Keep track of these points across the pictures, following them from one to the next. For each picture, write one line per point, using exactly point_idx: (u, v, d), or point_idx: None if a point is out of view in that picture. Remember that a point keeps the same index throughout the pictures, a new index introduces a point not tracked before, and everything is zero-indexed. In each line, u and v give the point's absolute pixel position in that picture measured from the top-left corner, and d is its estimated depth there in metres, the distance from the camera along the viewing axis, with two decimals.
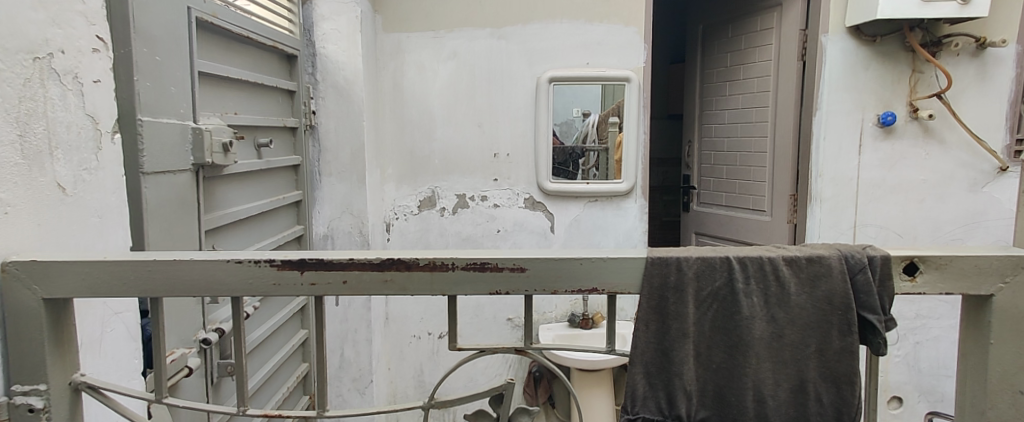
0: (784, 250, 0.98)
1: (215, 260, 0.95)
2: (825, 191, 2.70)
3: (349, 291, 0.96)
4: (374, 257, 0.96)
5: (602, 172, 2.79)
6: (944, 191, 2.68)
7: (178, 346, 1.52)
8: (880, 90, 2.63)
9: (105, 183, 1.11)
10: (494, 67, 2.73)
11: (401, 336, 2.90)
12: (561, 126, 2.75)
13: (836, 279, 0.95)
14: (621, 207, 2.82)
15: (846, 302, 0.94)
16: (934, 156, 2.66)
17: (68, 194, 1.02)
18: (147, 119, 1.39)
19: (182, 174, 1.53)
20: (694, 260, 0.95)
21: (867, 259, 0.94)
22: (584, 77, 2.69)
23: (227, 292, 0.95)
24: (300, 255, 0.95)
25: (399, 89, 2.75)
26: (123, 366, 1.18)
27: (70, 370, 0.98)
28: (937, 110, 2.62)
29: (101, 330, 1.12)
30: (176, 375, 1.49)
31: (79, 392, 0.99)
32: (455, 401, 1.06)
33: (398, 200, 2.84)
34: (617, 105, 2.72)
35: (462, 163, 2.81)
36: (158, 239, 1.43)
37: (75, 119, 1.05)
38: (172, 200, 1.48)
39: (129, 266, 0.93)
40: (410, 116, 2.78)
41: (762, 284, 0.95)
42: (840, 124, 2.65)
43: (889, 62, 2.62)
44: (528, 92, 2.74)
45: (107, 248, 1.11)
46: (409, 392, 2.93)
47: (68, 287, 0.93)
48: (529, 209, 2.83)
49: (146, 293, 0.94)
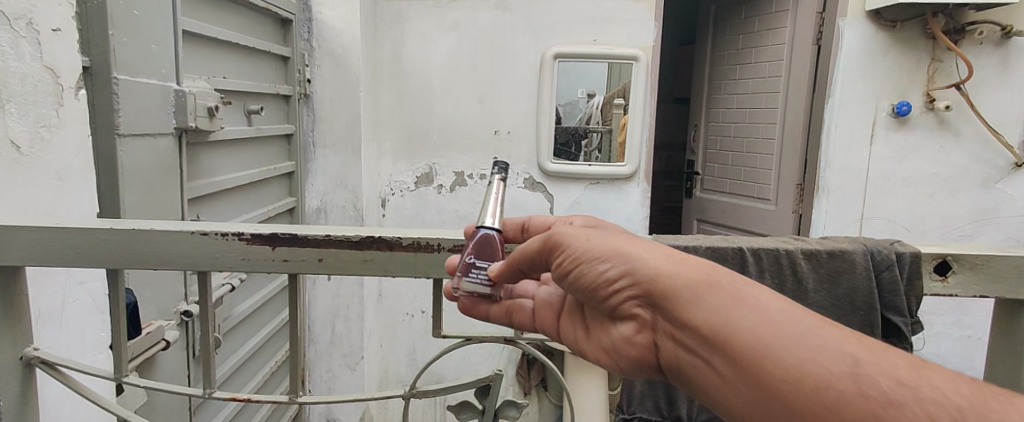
0: (803, 241, 0.91)
1: (178, 231, 0.87)
2: (834, 182, 2.62)
3: (324, 270, 0.88)
4: (352, 234, 0.88)
5: (604, 155, 2.70)
6: (956, 185, 2.59)
7: (156, 318, 1.46)
8: (896, 79, 2.53)
9: (67, 143, 1.03)
10: (497, 41, 2.62)
11: (393, 314, 2.85)
12: (565, 106, 2.66)
13: (859, 276, 0.88)
14: (622, 191, 2.74)
15: (868, 301, 0.89)
16: (948, 149, 2.56)
17: (24, 152, 0.94)
18: (123, 77, 1.30)
19: (162, 138, 1.44)
20: (703, 251, 0.86)
21: (896, 256, 0.84)
22: (590, 54, 2.59)
23: (190, 265, 0.87)
24: (272, 229, 0.88)
25: (398, 61, 2.66)
26: (85, 340, 1.11)
27: (21, 345, 0.90)
28: (954, 101, 2.51)
29: (62, 300, 1.06)
30: (153, 348, 1.42)
31: (32, 367, 0.92)
32: (437, 392, 0.97)
33: (395, 175, 2.77)
34: (622, 88, 2.64)
35: (461, 140, 2.73)
36: (135, 207, 1.36)
37: (31, 71, 0.96)
38: (150, 165, 1.40)
39: (86, 234, 0.86)
40: (409, 90, 2.68)
41: (778, 278, 0.88)
42: (853, 114, 2.56)
43: (908, 48, 2.50)
44: (532, 67, 2.64)
45: (69, 213, 1.03)
46: (402, 369, 2.89)
47: (17, 253, 0.85)
48: (529, 189, 2.76)
49: (105, 264, 0.87)
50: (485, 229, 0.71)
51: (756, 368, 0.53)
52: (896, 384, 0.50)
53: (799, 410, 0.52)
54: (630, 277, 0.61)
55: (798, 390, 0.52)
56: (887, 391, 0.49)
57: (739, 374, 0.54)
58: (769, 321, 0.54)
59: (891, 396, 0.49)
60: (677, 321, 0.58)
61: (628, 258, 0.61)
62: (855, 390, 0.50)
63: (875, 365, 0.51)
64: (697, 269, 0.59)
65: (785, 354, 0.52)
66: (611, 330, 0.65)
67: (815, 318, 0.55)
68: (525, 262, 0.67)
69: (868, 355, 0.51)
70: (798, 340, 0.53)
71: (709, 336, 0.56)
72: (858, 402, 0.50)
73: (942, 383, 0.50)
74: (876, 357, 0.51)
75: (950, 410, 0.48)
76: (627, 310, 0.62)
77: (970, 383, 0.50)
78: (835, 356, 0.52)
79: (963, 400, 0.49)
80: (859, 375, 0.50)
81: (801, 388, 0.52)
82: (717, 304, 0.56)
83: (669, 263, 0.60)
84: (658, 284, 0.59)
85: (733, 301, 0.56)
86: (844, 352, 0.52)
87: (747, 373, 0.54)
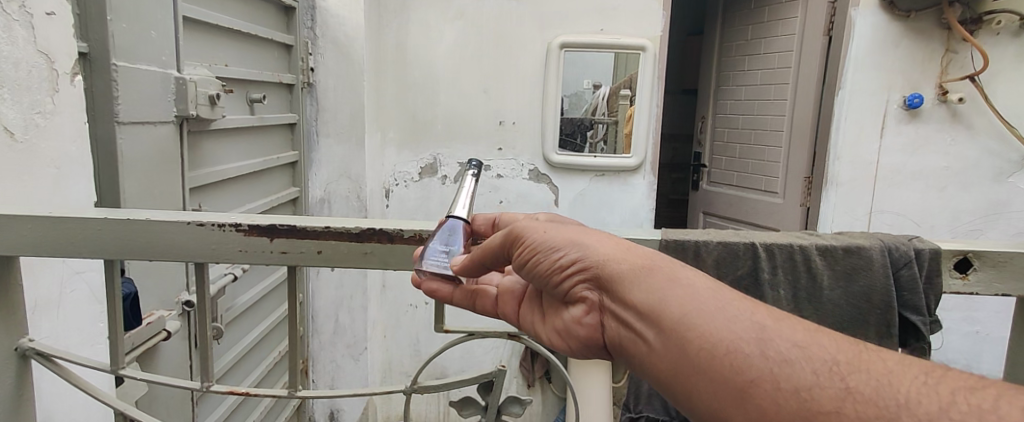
0: (819, 237, 0.87)
1: (173, 221, 0.85)
2: (843, 175, 2.58)
3: (323, 262, 0.86)
4: (352, 226, 0.85)
5: (611, 146, 2.67)
6: (968, 179, 2.54)
7: (157, 308, 1.45)
8: (909, 71, 2.48)
9: (64, 130, 1.01)
10: (503, 30, 2.59)
11: (397, 305, 2.84)
12: (571, 97, 2.62)
13: (876, 275, 0.83)
14: (628, 183, 2.72)
15: (885, 301, 0.84)
16: (960, 142, 2.51)
17: (18, 140, 0.92)
18: (122, 64, 1.28)
19: (163, 126, 1.42)
20: (715, 246, 0.84)
21: (914, 252, 0.83)
22: (596, 43, 2.55)
23: (187, 256, 0.85)
24: (270, 220, 0.85)
25: (403, 50, 2.63)
26: (83, 331, 1.10)
27: (16, 335, 0.89)
28: (968, 93, 2.46)
29: (59, 291, 1.04)
30: (154, 338, 1.41)
31: (28, 358, 0.90)
32: (438, 387, 0.95)
33: (399, 166, 2.75)
34: (629, 77, 2.59)
35: (465, 130, 2.70)
36: (135, 196, 1.34)
37: (25, 57, 0.94)
38: (151, 154, 1.38)
39: (80, 224, 0.84)
40: (413, 79, 2.66)
41: (792, 275, 0.85)
42: (864, 106, 2.52)
43: (922, 39, 2.46)
44: (538, 57, 2.61)
45: (66, 202, 1.02)
46: (405, 360, 2.89)
47: (11, 243, 0.84)
48: (534, 180, 2.73)
49: (101, 254, 0.85)
50: (455, 219, 0.77)
51: (676, 335, 0.57)
52: (795, 347, 0.54)
53: (712, 374, 0.55)
54: (579, 262, 0.64)
55: (710, 354, 0.55)
56: (787, 353, 0.54)
57: (663, 343, 0.58)
58: (690, 295, 0.58)
59: (790, 358, 0.53)
60: (615, 298, 0.62)
61: (579, 244, 0.65)
62: (760, 354, 0.54)
63: (780, 331, 0.55)
64: (636, 255, 0.63)
65: (700, 321, 0.56)
66: (559, 312, 0.68)
67: (730, 294, 0.59)
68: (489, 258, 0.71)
69: (774, 322, 0.56)
70: (714, 310, 0.57)
71: (639, 309, 0.60)
72: (762, 364, 0.53)
73: (831, 344, 0.55)
74: (780, 325, 0.56)
75: (829, 364, 0.53)
76: (575, 293, 0.65)
77: (853, 343, 0.55)
78: (747, 324, 0.55)
79: (842, 356, 0.53)
80: (766, 340, 0.54)
81: (713, 353, 0.55)
82: (655, 284, 0.60)
83: (614, 249, 0.64)
84: (600, 266, 0.63)
85: (662, 278, 0.60)
86: (754, 320, 0.56)
87: (668, 340, 0.57)
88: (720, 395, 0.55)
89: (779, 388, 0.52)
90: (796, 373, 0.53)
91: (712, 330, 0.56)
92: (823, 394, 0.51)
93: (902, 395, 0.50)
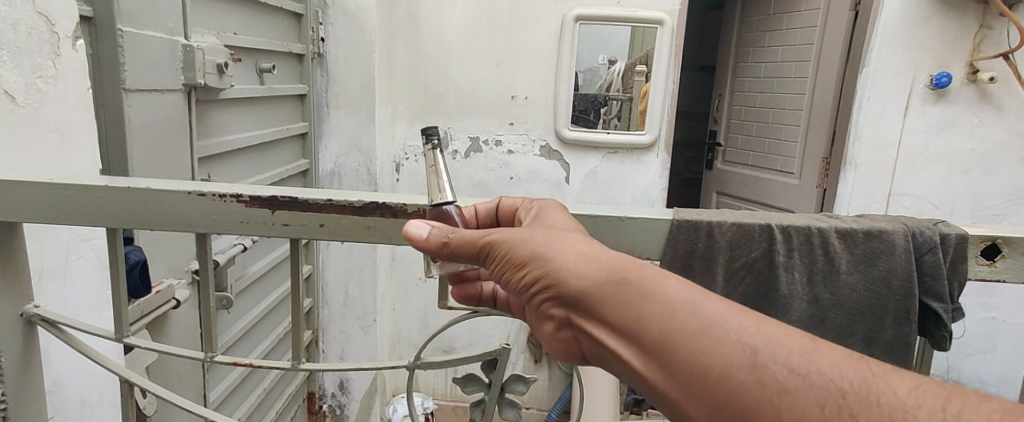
0: (838, 220, 0.84)
1: (174, 190, 0.83)
2: (862, 157, 2.52)
3: (326, 236, 0.84)
4: (355, 199, 0.83)
5: (624, 122, 2.63)
6: (993, 162, 2.47)
7: (167, 276, 1.45)
8: (938, 48, 2.39)
9: (67, 95, 1.00)
10: (516, 2, 2.53)
11: (406, 279, 2.83)
12: (585, 72, 2.58)
13: (897, 259, 0.80)
14: (641, 161, 2.68)
15: (906, 287, 0.81)
16: (987, 123, 2.43)
17: (19, 104, 0.91)
18: (129, 30, 1.25)
19: (170, 95, 1.40)
20: (729, 226, 0.82)
21: (940, 238, 0.80)
22: (612, 17, 2.49)
23: (188, 227, 0.84)
24: (272, 192, 0.83)
25: (415, 20, 2.59)
26: (90, 297, 1.10)
27: (21, 301, 0.88)
28: (999, 72, 2.37)
29: (66, 257, 1.04)
30: (164, 306, 1.41)
31: (33, 324, 0.90)
32: (442, 363, 0.94)
33: (410, 139, 2.72)
34: (644, 54, 2.55)
35: (478, 104, 2.66)
36: (143, 165, 1.32)
37: (23, 18, 0.91)
38: (158, 123, 1.37)
39: (81, 191, 0.83)
40: (425, 51, 2.62)
41: (808, 258, 0.82)
42: (887, 84, 2.44)
43: (954, 15, 2.36)
44: (552, 30, 2.56)
45: (71, 169, 1.01)
46: (413, 333, 2.90)
47: (12, 209, 0.82)
48: (545, 157, 2.70)
49: (102, 222, 0.83)
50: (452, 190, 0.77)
51: (660, 358, 0.55)
52: (791, 372, 0.51)
53: (704, 399, 0.53)
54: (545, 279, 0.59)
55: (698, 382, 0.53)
56: (786, 379, 0.51)
57: (648, 364, 0.55)
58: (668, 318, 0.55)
59: (788, 385, 0.51)
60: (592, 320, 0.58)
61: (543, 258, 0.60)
62: (755, 382, 0.51)
63: (773, 353, 0.52)
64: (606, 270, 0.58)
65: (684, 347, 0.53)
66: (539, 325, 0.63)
67: (714, 309, 0.55)
68: (462, 255, 0.65)
69: (765, 342, 0.53)
70: (696, 333, 0.54)
71: (619, 328, 0.57)
72: (758, 391, 0.51)
73: (833, 366, 0.52)
74: (774, 344, 0.53)
75: (834, 393, 0.50)
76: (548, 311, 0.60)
77: (855, 361, 0.52)
78: (735, 347, 0.52)
79: (847, 383, 0.50)
80: (760, 365, 0.52)
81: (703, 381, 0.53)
82: (629, 308, 0.56)
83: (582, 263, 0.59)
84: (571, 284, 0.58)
85: (639, 297, 0.56)
86: (744, 342, 0.53)
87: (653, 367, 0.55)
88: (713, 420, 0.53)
89: (779, 418, 0.50)
90: (797, 403, 0.50)
91: (700, 354, 0.53)
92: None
93: None
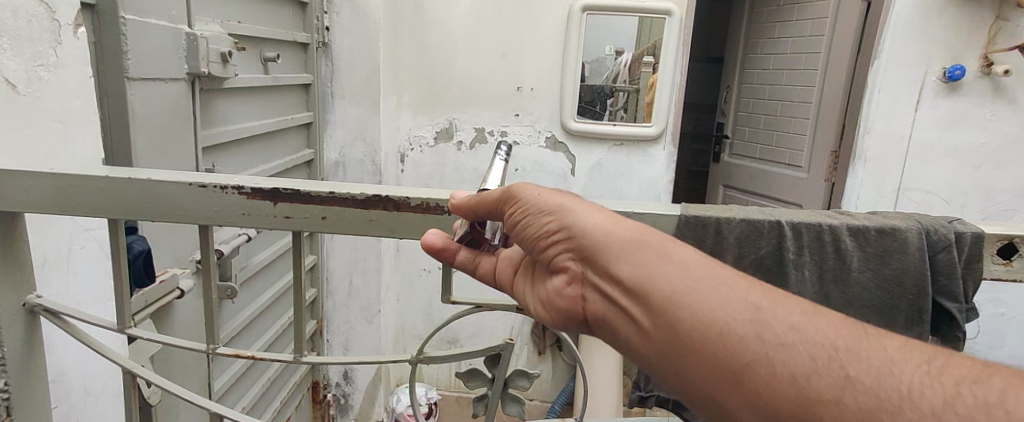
0: (849, 216, 0.82)
1: (175, 182, 0.82)
2: (872, 151, 2.49)
3: (329, 229, 0.83)
4: (357, 192, 0.82)
5: (630, 114, 2.61)
6: (1004, 157, 2.45)
7: (170, 266, 1.45)
8: (952, 41, 2.34)
9: (68, 83, 0.99)
10: None
11: (411, 269, 2.83)
12: (592, 63, 2.56)
13: (910, 257, 0.79)
14: (647, 154, 2.66)
15: (919, 285, 0.79)
16: (1000, 117, 2.40)
17: (20, 93, 0.90)
18: (132, 17, 1.24)
19: (174, 83, 1.39)
20: (738, 223, 0.80)
21: (954, 236, 0.78)
22: (620, 7, 2.47)
23: (190, 218, 0.83)
24: (273, 184, 0.82)
25: (421, 10, 2.56)
26: (92, 287, 1.09)
27: (23, 291, 0.88)
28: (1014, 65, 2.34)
29: (69, 247, 1.03)
30: (168, 296, 1.40)
31: (36, 314, 0.89)
32: (445, 357, 0.93)
33: (415, 130, 2.71)
34: (652, 44, 2.52)
35: (483, 95, 2.64)
36: (146, 154, 1.31)
37: (24, 5, 0.90)
38: (162, 112, 1.36)
39: (82, 181, 0.82)
40: (431, 41, 2.60)
41: (818, 255, 0.81)
42: (899, 77, 2.40)
43: (970, 7, 2.31)
44: (559, 20, 2.53)
45: (73, 158, 1.00)
46: (417, 324, 2.90)
47: (14, 198, 0.82)
48: (550, 149, 2.68)
49: (103, 212, 0.82)
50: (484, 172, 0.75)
51: (665, 312, 0.54)
52: (790, 329, 0.51)
53: (701, 352, 0.52)
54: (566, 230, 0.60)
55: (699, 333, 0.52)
56: (784, 336, 0.50)
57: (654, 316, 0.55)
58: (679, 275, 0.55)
59: (786, 340, 0.50)
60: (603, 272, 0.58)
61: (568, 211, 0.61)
62: (754, 336, 0.50)
63: (774, 311, 0.52)
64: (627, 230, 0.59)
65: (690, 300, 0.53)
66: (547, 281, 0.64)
67: (721, 273, 0.55)
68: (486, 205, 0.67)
69: (770, 303, 0.52)
70: (701, 288, 0.53)
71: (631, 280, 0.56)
72: (757, 346, 0.50)
73: (830, 329, 0.51)
74: (776, 306, 0.52)
75: (827, 350, 0.49)
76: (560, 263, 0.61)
77: (854, 328, 0.52)
78: (740, 305, 0.52)
79: (844, 342, 0.50)
80: (761, 322, 0.51)
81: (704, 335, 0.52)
82: (642, 261, 0.56)
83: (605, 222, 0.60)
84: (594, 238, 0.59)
85: (653, 255, 0.57)
86: (749, 300, 0.52)
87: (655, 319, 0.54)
88: (711, 374, 0.52)
89: (773, 372, 0.49)
90: (793, 358, 0.49)
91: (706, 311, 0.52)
92: (820, 380, 0.48)
93: (904, 385, 0.47)
